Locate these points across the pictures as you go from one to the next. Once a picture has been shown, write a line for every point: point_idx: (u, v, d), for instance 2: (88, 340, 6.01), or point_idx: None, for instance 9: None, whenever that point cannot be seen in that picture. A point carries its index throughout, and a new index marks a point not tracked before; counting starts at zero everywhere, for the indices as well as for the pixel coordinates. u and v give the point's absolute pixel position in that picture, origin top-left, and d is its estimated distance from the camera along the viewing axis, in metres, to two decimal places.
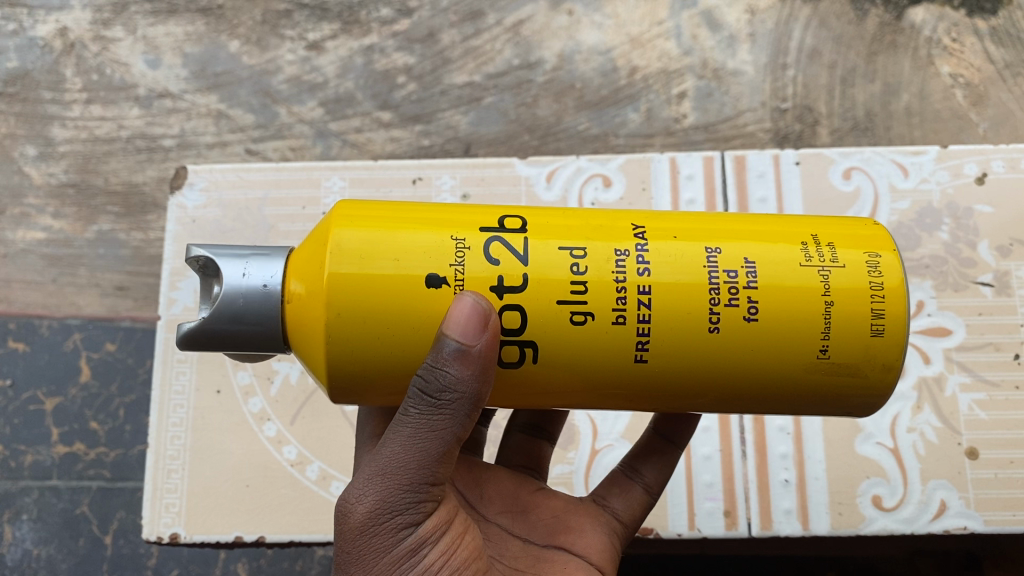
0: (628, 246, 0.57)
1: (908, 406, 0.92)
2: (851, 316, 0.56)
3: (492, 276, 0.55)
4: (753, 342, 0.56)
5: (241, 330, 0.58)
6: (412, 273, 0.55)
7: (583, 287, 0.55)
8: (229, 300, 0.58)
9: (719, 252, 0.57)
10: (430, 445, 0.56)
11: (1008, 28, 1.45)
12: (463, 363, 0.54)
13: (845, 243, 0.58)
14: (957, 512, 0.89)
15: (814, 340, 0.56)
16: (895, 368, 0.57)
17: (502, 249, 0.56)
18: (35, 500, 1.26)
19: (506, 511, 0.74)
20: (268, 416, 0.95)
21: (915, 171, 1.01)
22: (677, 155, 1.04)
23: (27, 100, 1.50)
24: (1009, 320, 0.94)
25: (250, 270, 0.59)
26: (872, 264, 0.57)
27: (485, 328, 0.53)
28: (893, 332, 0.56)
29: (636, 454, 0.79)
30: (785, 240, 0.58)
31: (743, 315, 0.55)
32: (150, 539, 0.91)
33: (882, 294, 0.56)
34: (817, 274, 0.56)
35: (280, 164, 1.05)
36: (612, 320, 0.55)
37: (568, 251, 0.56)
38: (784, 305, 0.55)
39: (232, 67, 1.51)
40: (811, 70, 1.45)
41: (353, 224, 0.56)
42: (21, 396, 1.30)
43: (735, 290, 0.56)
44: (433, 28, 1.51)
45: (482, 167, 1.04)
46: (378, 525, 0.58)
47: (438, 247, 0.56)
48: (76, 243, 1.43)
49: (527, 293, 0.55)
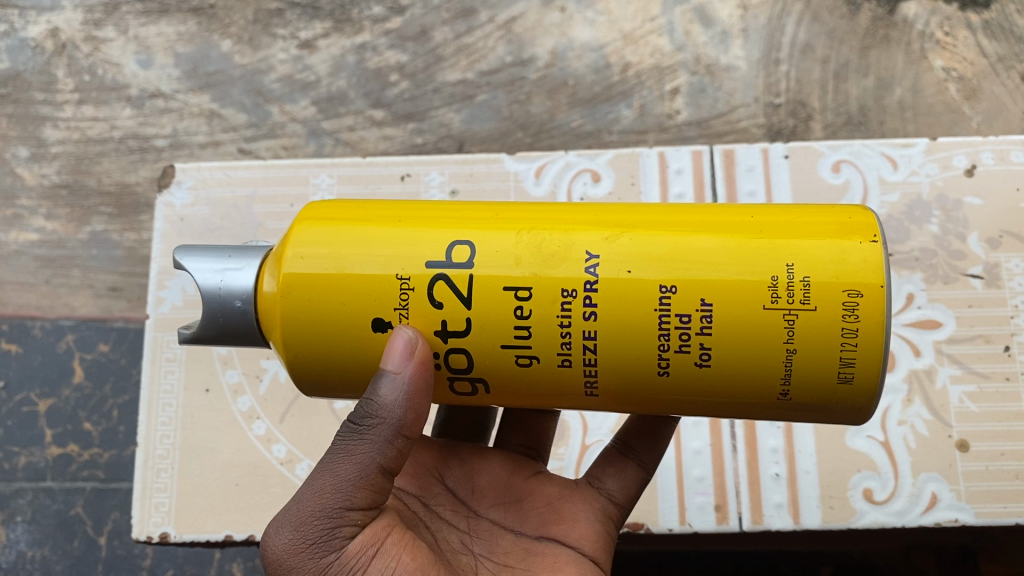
0: (576, 286, 0.55)
1: (899, 398, 0.92)
2: (816, 362, 0.54)
3: (436, 321, 0.56)
4: (704, 383, 0.56)
5: (228, 341, 0.61)
6: (358, 315, 0.56)
7: (527, 334, 0.55)
8: (211, 318, 0.60)
9: (674, 293, 0.54)
10: (350, 471, 0.58)
11: (1000, 22, 1.45)
12: (389, 390, 0.56)
13: (822, 277, 0.54)
14: (949, 504, 0.88)
15: (774, 383, 0.56)
16: (866, 408, 0.56)
17: (445, 291, 0.56)
18: (29, 501, 1.26)
19: (498, 504, 0.74)
20: (257, 415, 0.95)
21: (905, 164, 1.01)
22: (666, 149, 1.03)
23: (18, 102, 1.50)
24: (1000, 311, 0.94)
25: (227, 281, 0.59)
26: (849, 307, 0.53)
27: (411, 357, 0.55)
28: (862, 379, 0.54)
29: (629, 431, 0.78)
30: (754, 268, 0.54)
31: (695, 361, 0.55)
32: (141, 538, 0.91)
33: (855, 344, 0.54)
34: (781, 320, 0.54)
35: (267, 161, 1.05)
36: (558, 363, 0.56)
37: (512, 292, 0.55)
38: (739, 350, 0.55)
39: (225, 66, 1.51)
40: (804, 65, 1.45)
41: (301, 259, 0.57)
42: (14, 398, 1.30)
43: (687, 336, 0.54)
44: (425, 26, 1.51)
45: (471, 163, 1.04)
46: (298, 554, 0.58)
47: (383, 286, 0.56)
48: (69, 244, 1.42)
49: (471, 337, 0.56)
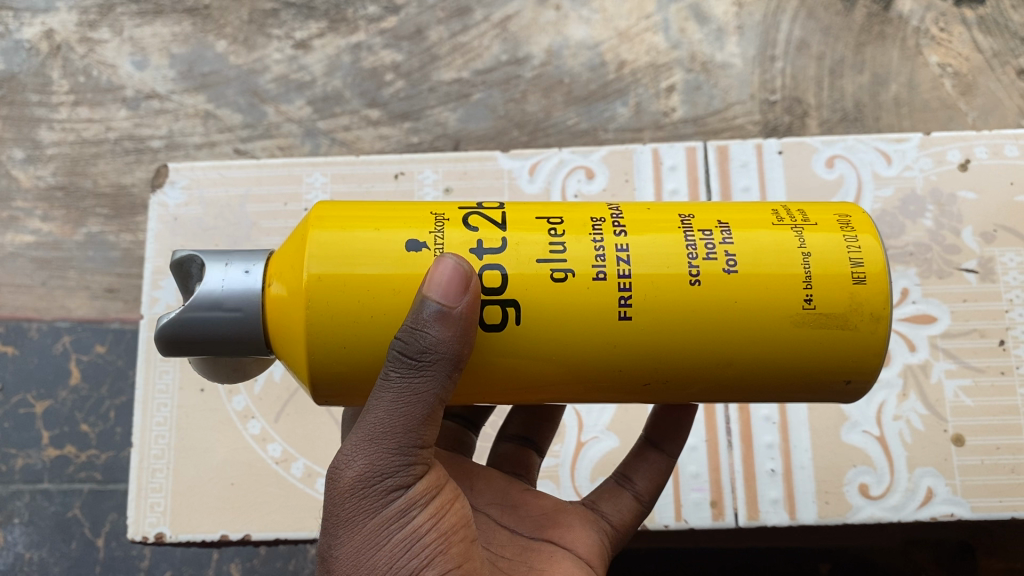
0: (604, 216, 0.59)
1: (893, 393, 0.92)
2: (830, 268, 0.56)
3: (471, 240, 0.57)
4: (735, 295, 0.55)
5: (220, 318, 0.57)
6: (391, 237, 0.56)
7: (562, 249, 0.56)
8: (210, 289, 0.58)
9: (693, 218, 0.59)
10: (416, 409, 0.55)
11: (995, 17, 1.45)
12: (444, 325, 0.53)
13: (815, 209, 0.60)
14: (944, 499, 0.88)
15: (797, 290, 0.55)
16: (884, 319, 0.56)
17: (480, 221, 0.58)
18: (26, 503, 1.25)
19: (495, 503, 0.73)
20: (252, 414, 0.95)
21: (898, 159, 1.01)
22: (659, 147, 1.03)
23: (13, 104, 1.49)
24: (994, 306, 0.94)
25: (233, 262, 0.59)
26: (844, 223, 0.58)
27: (465, 290, 0.53)
28: (874, 280, 0.55)
29: (627, 464, 0.79)
30: (753, 208, 0.60)
31: (723, 268, 0.56)
32: (136, 539, 0.91)
33: (859, 247, 0.57)
34: (790, 232, 0.57)
35: (260, 160, 1.05)
36: (592, 277, 0.55)
37: (545, 220, 0.58)
38: (761, 258, 0.56)
39: (220, 66, 1.51)
40: (799, 61, 1.45)
41: (328, 208, 0.58)
42: (11, 400, 1.29)
43: (713, 245, 0.56)
44: (420, 25, 1.51)
45: (464, 161, 1.04)
46: (367, 487, 0.56)
47: (419, 219, 0.58)
48: (65, 246, 1.42)
49: (507, 254, 0.56)
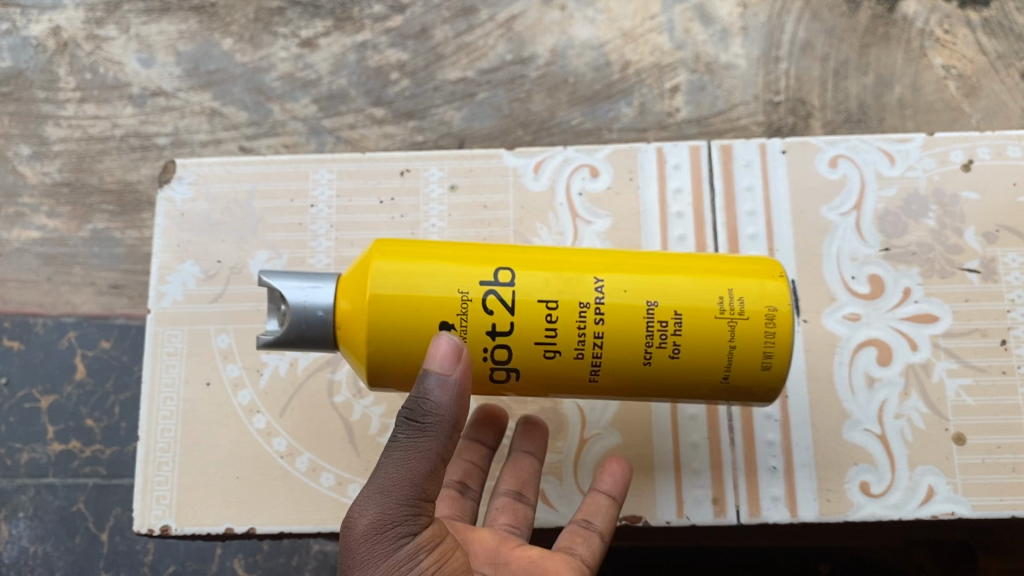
0: (589, 300, 0.73)
1: (895, 391, 0.92)
2: (747, 354, 0.74)
3: (489, 323, 0.72)
4: (673, 372, 0.74)
5: (306, 344, 0.74)
6: (429, 316, 0.71)
7: (554, 333, 0.72)
8: (295, 321, 0.74)
9: (656, 305, 0.73)
10: (420, 465, 0.68)
11: (1000, 19, 1.45)
12: (443, 391, 0.68)
13: (752, 295, 0.75)
14: (945, 498, 0.89)
15: (719, 369, 0.74)
16: (776, 390, 0.76)
17: (497, 302, 0.72)
18: (31, 497, 1.27)
19: (489, 560, 0.83)
20: (258, 409, 0.96)
21: (902, 159, 1.01)
22: (664, 145, 1.03)
23: (20, 100, 1.50)
24: (995, 305, 0.95)
25: (312, 297, 0.74)
26: (769, 314, 0.74)
27: (457, 360, 0.68)
28: (778, 365, 0.74)
29: (588, 508, 0.87)
30: (708, 294, 0.74)
31: (668, 354, 0.73)
32: (142, 531, 0.92)
33: (774, 341, 0.74)
34: (726, 325, 0.73)
35: (267, 156, 1.05)
36: (574, 355, 0.73)
37: (545, 304, 0.72)
38: (697, 342, 0.73)
39: (225, 65, 1.51)
40: (803, 62, 1.45)
41: (381, 274, 0.72)
42: (16, 395, 1.31)
43: (665, 335, 0.73)
44: (426, 24, 1.51)
45: (469, 158, 1.04)
46: (379, 536, 0.68)
47: (450, 296, 0.72)
48: (71, 242, 1.42)
49: (514, 336, 0.72)
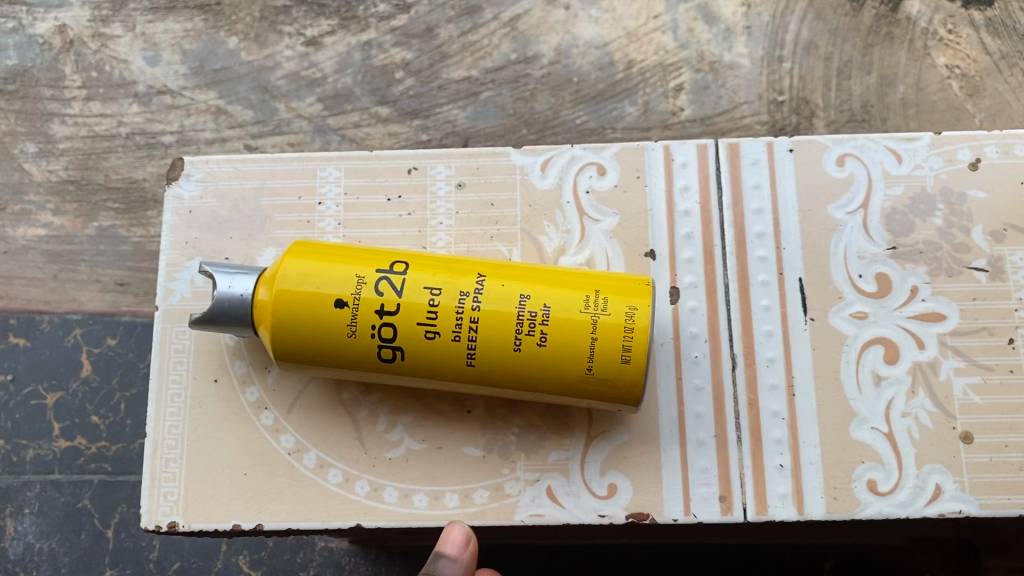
0: (470, 288, 0.82)
1: (902, 390, 0.93)
2: (607, 346, 0.80)
3: (377, 302, 0.81)
4: (536, 360, 0.81)
5: (229, 322, 0.86)
6: (327, 293, 0.82)
7: (435, 314, 0.81)
8: (219, 302, 0.86)
9: (527, 299, 0.82)
10: None
11: (1004, 19, 1.45)
12: (451, 567, 0.83)
13: (616, 297, 0.82)
14: (953, 496, 0.89)
15: (581, 359, 0.80)
16: (639, 386, 0.81)
17: (387, 286, 0.82)
18: (37, 494, 1.28)
19: None
20: (266, 406, 0.96)
21: (909, 158, 1.01)
22: (671, 143, 1.03)
23: (26, 98, 1.50)
24: (1003, 304, 0.95)
25: (235, 283, 0.86)
26: (629, 315, 0.81)
27: (466, 546, 0.84)
28: (636, 360, 0.80)
29: None
30: (576, 291, 0.82)
31: (536, 342, 0.80)
32: (149, 527, 0.92)
33: (631, 337, 0.80)
34: (588, 320, 0.80)
35: (275, 154, 1.05)
36: (451, 337, 0.81)
37: (430, 291, 0.82)
38: (562, 331, 0.80)
39: (231, 63, 1.52)
40: (807, 62, 1.45)
41: (298, 258, 0.84)
42: (22, 392, 1.32)
43: (533, 323, 0.80)
44: (430, 23, 1.52)
45: (477, 155, 1.04)
46: None
47: (347, 280, 0.82)
48: (77, 239, 1.43)
49: (399, 316, 0.81)
